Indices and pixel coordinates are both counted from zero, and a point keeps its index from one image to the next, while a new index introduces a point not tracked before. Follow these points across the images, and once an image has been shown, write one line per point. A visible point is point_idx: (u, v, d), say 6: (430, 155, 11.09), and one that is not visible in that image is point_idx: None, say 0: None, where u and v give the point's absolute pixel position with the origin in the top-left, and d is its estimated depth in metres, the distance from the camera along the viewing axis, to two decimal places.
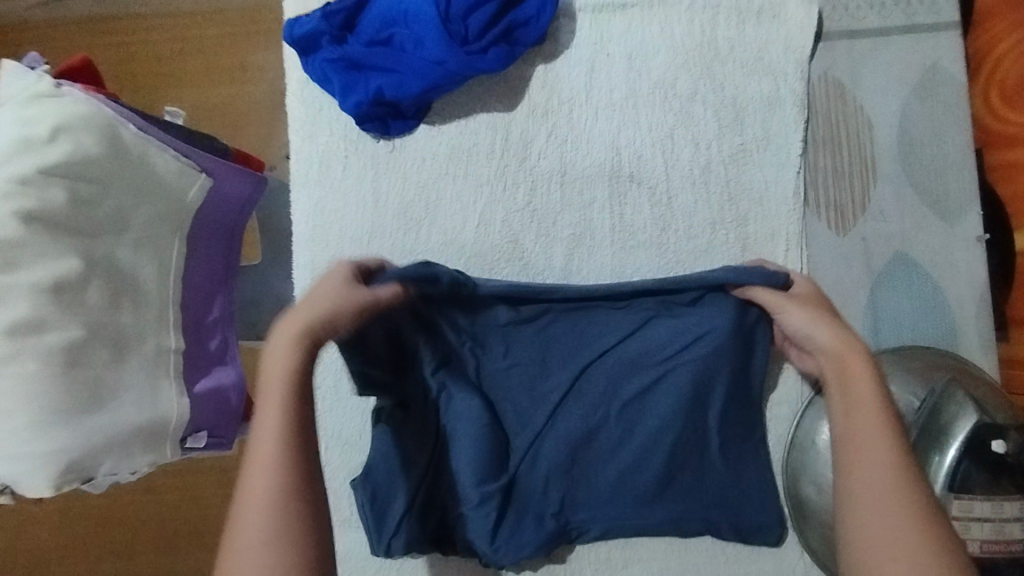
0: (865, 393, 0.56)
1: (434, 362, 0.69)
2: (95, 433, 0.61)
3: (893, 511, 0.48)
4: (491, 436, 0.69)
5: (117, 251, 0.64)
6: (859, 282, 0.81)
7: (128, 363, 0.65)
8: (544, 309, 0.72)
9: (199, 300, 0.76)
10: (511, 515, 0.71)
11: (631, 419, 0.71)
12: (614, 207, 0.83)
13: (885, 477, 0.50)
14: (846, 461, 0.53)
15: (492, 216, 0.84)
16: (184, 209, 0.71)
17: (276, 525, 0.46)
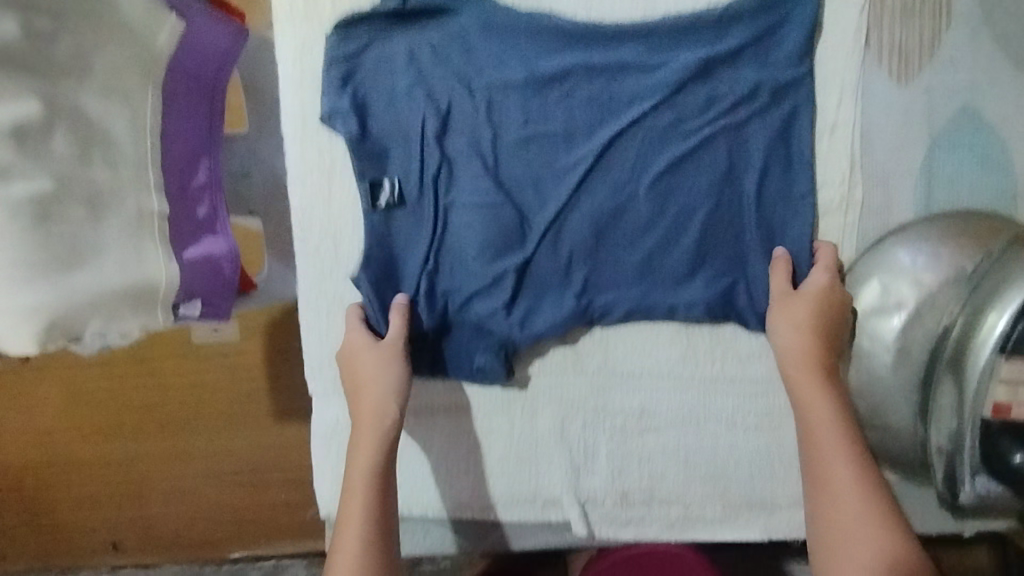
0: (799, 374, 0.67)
1: (445, 138, 0.73)
2: (77, 292, 0.61)
3: (857, 515, 0.61)
4: (495, 212, 0.73)
5: (82, 95, 0.61)
6: (917, 139, 0.72)
7: (109, 221, 0.63)
8: (566, 72, 0.72)
9: (182, 161, 0.73)
10: (523, 297, 0.74)
11: (652, 207, 0.73)
12: (648, 52, 0.72)
13: (851, 488, 0.62)
14: (815, 468, 0.64)
15: (507, 60, 0.73)
16: (159, 59, 0.69)
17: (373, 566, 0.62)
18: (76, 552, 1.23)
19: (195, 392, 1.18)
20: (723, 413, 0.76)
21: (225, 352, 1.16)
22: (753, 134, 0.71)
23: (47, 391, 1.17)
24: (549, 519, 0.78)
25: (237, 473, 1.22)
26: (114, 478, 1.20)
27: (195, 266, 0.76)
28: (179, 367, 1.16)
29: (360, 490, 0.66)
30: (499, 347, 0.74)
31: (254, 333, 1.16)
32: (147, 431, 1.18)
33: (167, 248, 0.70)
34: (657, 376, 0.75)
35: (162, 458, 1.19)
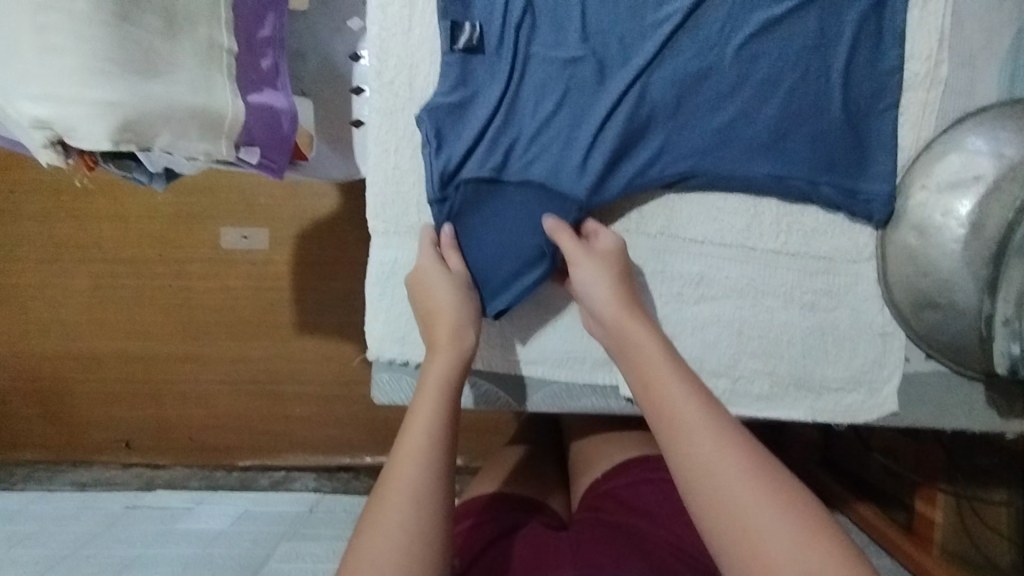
0: (643, 340, 0.62)
1: None
2: (154, 100, 0.71)
3: (709, 451, 0.51)
4: (574, 68, 0.70)
5: None
6: (1007, 21, 0.71)
7: (183, 42, 0.76)
8: None
9: (254, 14, 0.87)
10: (601, 161, 0.71)
11: (737, 73, 0.70)
12: None
13: (692, 403, 0.54)
14: (659, 413, 0.55)
15: None
16: None
17: (431, 482, 0.53)
18: (92, 448, 1.36)
19: (223, 291, 1.29)
20: (782, 288, 0.75)
21: (250, 262, 1.28)
22: (850, 2, 0.70)
23: (71, 283, 1.30)
24: (596, 381, 0.77)
25: (248, 372, 1.32)
26: (144, 353, 1.32)
27: (255, 112, 0.87)
28: (201, 272, 1.29)
29: (417, 448, 0.54)
30: (569, 211, 0.71)
31: (281, 246, 1.28)
32: (165, 334, 1.31)
33: (234, 87, 0.83)
34: (719, 243, 0.75)
35: (178, 361, 1.32)
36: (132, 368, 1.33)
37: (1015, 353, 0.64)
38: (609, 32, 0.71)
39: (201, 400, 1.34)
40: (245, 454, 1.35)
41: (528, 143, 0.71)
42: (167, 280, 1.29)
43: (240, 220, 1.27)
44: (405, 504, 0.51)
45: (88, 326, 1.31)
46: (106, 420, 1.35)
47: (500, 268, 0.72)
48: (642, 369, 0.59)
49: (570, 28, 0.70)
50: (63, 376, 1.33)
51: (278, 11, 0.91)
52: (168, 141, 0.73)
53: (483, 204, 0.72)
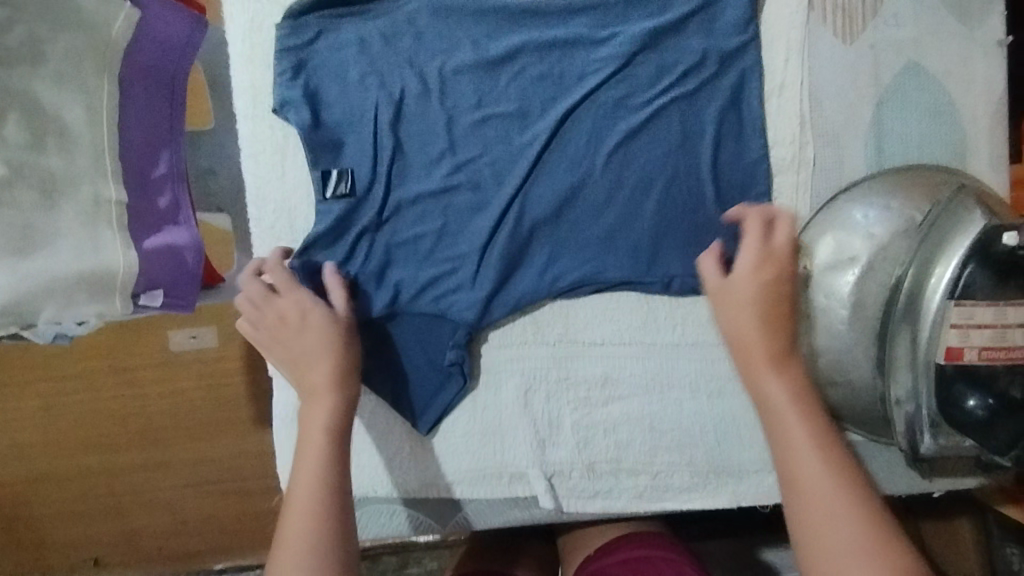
0: (786, 405, 0.55)
1: (397, 123, 0.71)
2: (33, 277, 0.70)
3: (845, 543, 0.47)
4: (448, 196, 0.72)
5: (34, 84, 0.70)
6: (865, 96, 0.73)
7: (63, 209, 0.73)
8: (516, 52, 0.71)
9: (146, 157, 0.85)
10: (490, 283, 0.72)
11: (610, 180, 0.71)
12: (596, 25, 0.72)
13: (818, 463, 0.51)
14: (795, 496, 0.51)
15: (458, 38, 0.71)
16: (111, 44, 0.76)
17: (323, 535, 0.52)
18: (59, 569, 1.18)
19: (183, 394, 1.13)
20: (685, 378, 0.75)
21: (202, 363, 1.13)
22: (707, 102, 0.71)
23: (18, 407, 1.12)
24: (516, 493, 0.76)
25: (224, 475, 1.15)
26: (103, 469, 1.15)
27: (157, 255, 0.85)
28: (154, 377, 1.13)
29: (306, 501, 0.53)
30: (463, 333, 0.72)
31: (232, 341, 1.12)
32: (126, 446, 1.14)
33: (125, 239, 0.80)
34: (619, 342, 0.75)
35: (140, 471, 1.15)
36: (93, 488, 1.15)
37: (912, 413, 0.64)
38: (479, 158, 0.72)
39: (173, 514, 1.16)
40: (218, 556, 1.17)
41: (414, 274, 0.72)
42: (118, 390, 1.13)
43: (184, 318, 1.11)
44: (301, 559, 0.50)
45: (38, 449, 1.14)
46: (69, 540, 1.17)
47: (402, 396, 0.74)
48: (773, 435, 0.55)
49: (440, 160, 0.71)
50: (15, 508, 1.15)
51: (173, 148, 0.88)
52: (53, 313, 0.73)
53: (377, 335, 0.73)
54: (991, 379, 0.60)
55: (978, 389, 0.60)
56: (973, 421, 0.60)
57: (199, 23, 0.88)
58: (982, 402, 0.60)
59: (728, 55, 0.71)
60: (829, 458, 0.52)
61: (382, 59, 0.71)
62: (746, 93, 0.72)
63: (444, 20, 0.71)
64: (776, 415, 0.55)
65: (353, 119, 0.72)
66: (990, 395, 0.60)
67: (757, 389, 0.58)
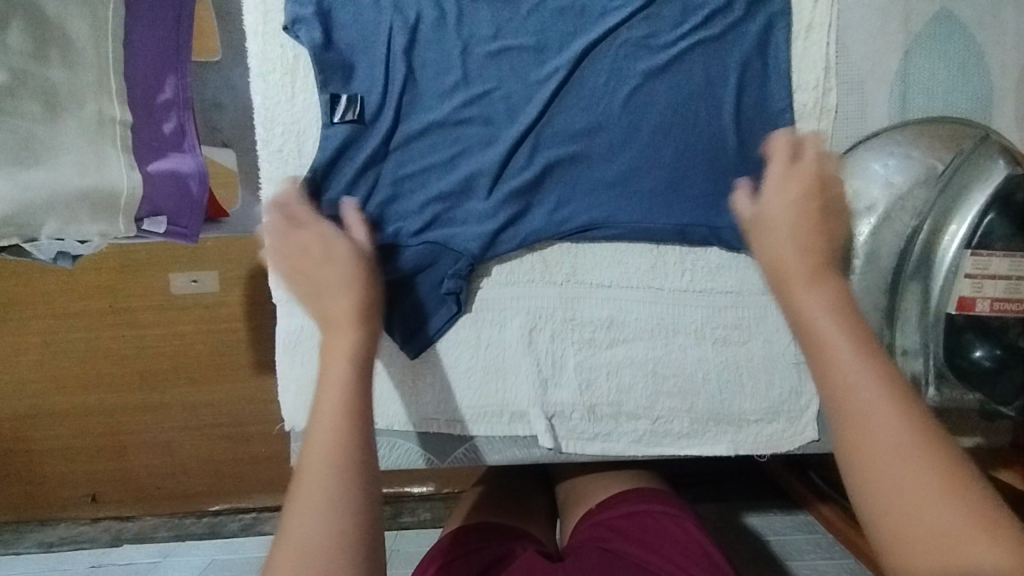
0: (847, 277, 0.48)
1: (410, 50, 0.69)
2: (35, 189, 0.70)
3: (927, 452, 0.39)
4: (460, 129, 0.70)
5: None
6: (893, 43, 0.71)
7: (66, 124, 0.73)
8: None
9: (150, 79, 0.80)
10: (500, 219, 0.70)
11: (628, 120, 0.69)
12: None
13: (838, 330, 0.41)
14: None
15: None
16: None
17: (356, 427, 0.45)
18: (56, 504, 1.18)
19: (183, 338, 1.12)
20: (691, 325, 0.75)
21: (202, 308, 1.11)
22: (733, 43, 0.69)
23: (17, 341, 1.11)
24: (516, 432, 0.76)
25: (223, 419, 1.15)
26: (101, 409, 1.15)
27: (160, 180, 0.82)
28: (152, 319, 1.11)
29: (334, 395, 0.46)
30: (466, 264, 0.71)
31: (233, 288, 1.11)
32: (124, 387, 1.14)
33: (129, 161, 0.78)
34: (627, 285, 0.74)
35: (138, 411, 1.15)
36: (92, 425, 1.15)
37: (918, 371, 0.63)
38: (493, 90, 0.69)
39: (170, 455, 1.17)
40: (215, 499, 1.18)
41: (418, 208, 0.71)
42: (117, 330, 1.12)
43: (187, 260, 1.09)
44: (329, 459, 0.43)
45: (36, 384, 1.13)
46: (68, 474, 1.17)
47: (402, 329, 0.73)
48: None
49: (453, 90, 0.69)
50: (15, 441, 1.15)
51: (179, 72, 0.82)
52: (56, 228, 0.73)
53: (383, 268, 0.71)
54: (1002, 328, 0.59)
55: (987, 339, 0.60)
56: (980, 372, 0.60)
57: None
58: (990, 352, 0.60)
59: None
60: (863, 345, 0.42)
61: None
62: (770, 35, 0.70)
63: None
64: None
65: (366, 45, 0.70)
66: (999, 345, 0.59)
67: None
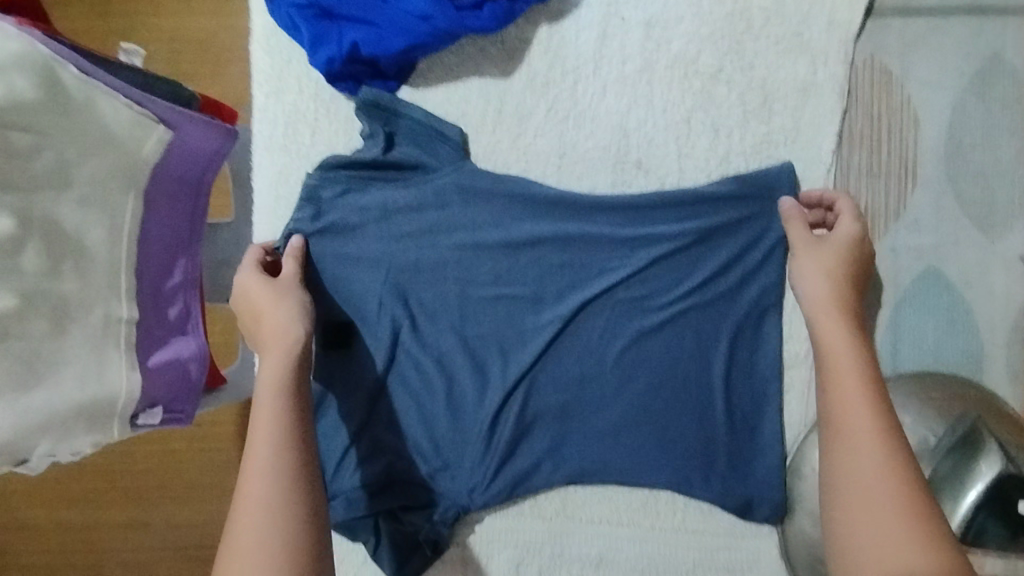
0: (840, 359, 0.57)
1: (407, 296, 0.72)
2: (33, 414, 0.56)
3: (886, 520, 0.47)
4: (454, 372, 0.72)
5: (60, 209, 0.56)
6: (882, 297, 0.72)
7: (72, 334, 0.59)
8: (537, 240, 0.72)
9: (158, 265, 0.68)
10: (491, 463, 0.71)
11: (620, 374, 0.72)
12: (619, 217, 0.72)
13: (868, 446, 0.51)
14: (841, 464, 0.51)
15: (482, 219, 0.73)
16: (141, 165, 0.62)
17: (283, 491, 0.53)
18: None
19: (174, 456, 1.04)
20: (682, 566, 0.73)
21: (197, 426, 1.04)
22: (727, 298, 0.71)
23: None
24: None
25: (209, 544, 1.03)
26: (80, 526, 1.04)
27: (158, 373, 0.69)
28: (149, 437, 1.04)
29: (265, 427, 0.57)
30: (453, 510, 0.71)
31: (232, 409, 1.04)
32: (107, 504, 1.04)
33: (130, 360, 0.64)
34: (616, 522, 0.73)
35: (119, 532, 1.04)
36: (68, 545, 1.04)
37: None
38: (487, 337, 0.72)
39: None
40: None
41: (407, 446, 0.72)
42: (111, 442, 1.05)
43: None
44: (263, 531, 0.50)
45: (18, 498, 1.05)
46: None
47: (384, 565, 0.72)
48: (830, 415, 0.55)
49: (448, 334, 0.72)
50: None
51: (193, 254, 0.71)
52: (47, 449, 0.59)
53: (369, 506, 0.71)
54: None
55: None
56: None
57: (232, 133, 0.68)
58: None
59: (751, 252, 0.71)
60: (883, 435, 0.51)
61: (405, 232, 0.72)
62: (764, 287, 0.72)
63: (469, 197, 0.73)
64: (835, 390, 0.55)
65: (367, 283, 0.72)
66: None
67: (819, 338, 0.60)
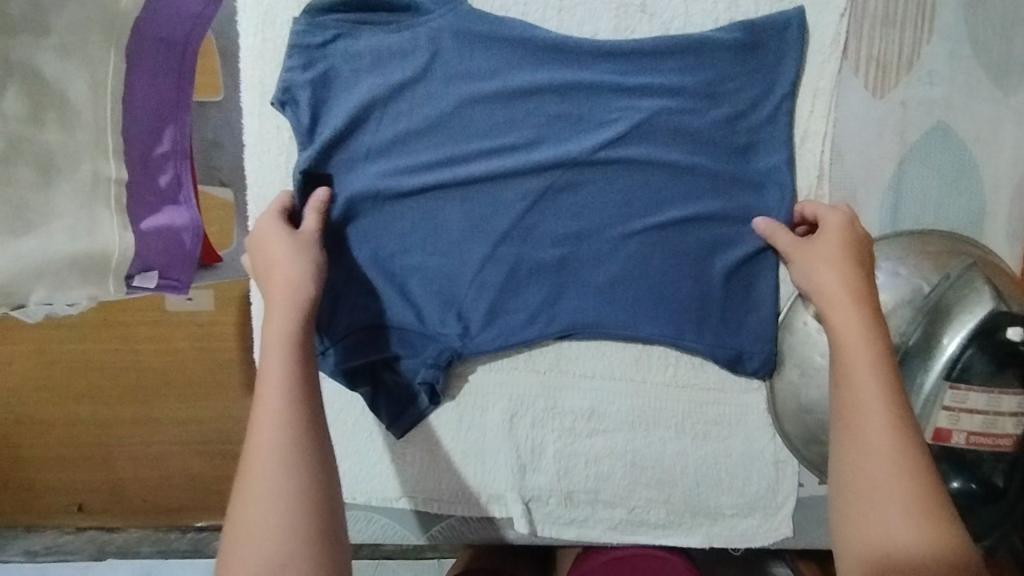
0: (840, 292, 0.59)
1: (398, 146, 0.71)
2: (24, 256, 0.71)
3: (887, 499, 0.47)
4: (447, 224, 0.71)
5: (38, 60, 0.69)
6: (889, 153, 0.70)
7: (59, 187, 0.73)
8: (535, 89, 0.69)
9: (147, 132, 0.80)
10: (485, 313, 0.71)
11: (618, 227, 0.71)
12: (619, 64, 0.69)
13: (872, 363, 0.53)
14: (845, 461, 0.50)
15: (479, 66, 0.70)
16: (121, 21, 0.74)
17: (295, 422, 0.50)
18: (38, 513, 1.08)
19: (174, 356, 1.01)
20: (671, 419, 0.75)
21: (194, 324, 1.00)
22: (728, 151, 0.70)
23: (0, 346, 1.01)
24: (493, 513, 0.77)
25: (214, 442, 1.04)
26: (85, 421, 1.04)
27: (151, 236, 0.82)
28: (149, 333, 1.00)
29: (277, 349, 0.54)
30: (446, 355, 0.72)
31: (229, 306, 0.99)
32: (109, 400, 1.03)
33: (122, 220, 0.78)
34: (609, 377, 0.75)
35: (125, 427, 1.04)
36: (74, 438, 1.05)
37: None
38: (483, 189, 0.71)
39: (158, 472, 1.06)
40: (201, 515, 1.08)
41: (401, 297, 0.72)
42: (108, 343, 1.01)
43: None
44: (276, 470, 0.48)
45: (19, 391, 1.03)
46: (47, 484, 1.07)
47: (378, 411, 0.73)
48: (844, 363, 0.55)
49: (443, 186, 0.71)
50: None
51: (178, 122, 0.82)
52: (46, 294, 0.73)
53: (364, 352, 0.72)
54: (977, 463, 0.60)
55: (962, 473, 0.60)
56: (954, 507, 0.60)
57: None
58: (965, 485, 0.60)
59: (755, 102, 0.69)
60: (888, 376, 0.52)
61: (397, 78, 0.69)
62: (767, 140, 0.70)
63: (465, 43, 0.69)
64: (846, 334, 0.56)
65: (358, 131, 0.70)
66: (974, 479, 0.60)
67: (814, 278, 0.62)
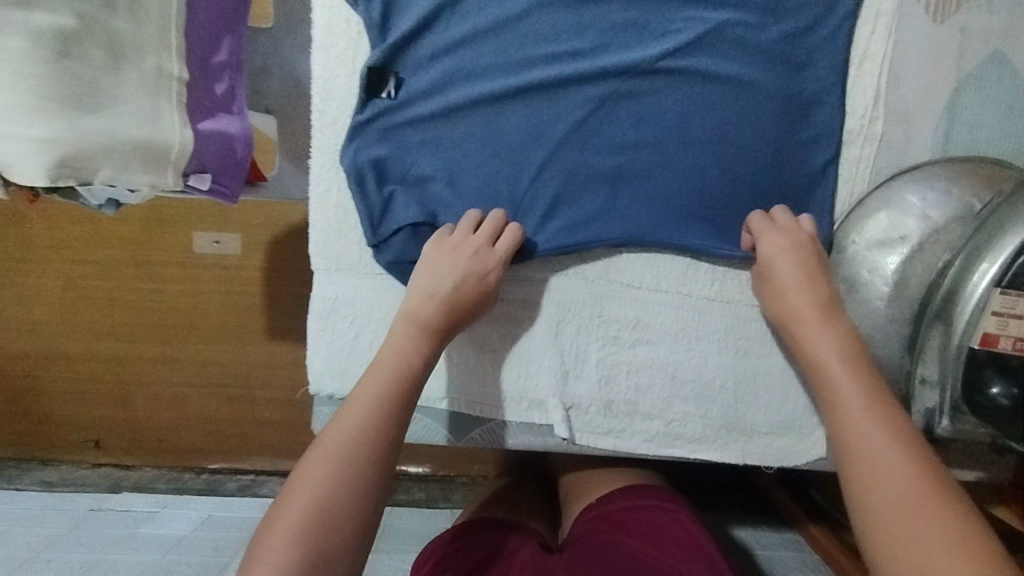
0: (811, 315, 0.66)
1: (465, 47, 0.72)
2: (92, 133, 0.69)
3: (916, 511, 0.52)
4: (507, 126, 0.73)
5: None
6: (946, 80, 0.72)
7: (127, 72, 0.73)
8: None
9: (209, 36, 0.82)
10: (539, 214, 0.73)
11: (675, 136, 0.72)
12: None
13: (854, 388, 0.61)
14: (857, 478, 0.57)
15: None
16: None
17: (396, 397, 0.63)
18: (60, 444, 1.18)
19: (201, 298, 1.13)
20: (714, 334, 0.76)
21: (222, 268, 1.12)
22: (791, 66, 0.71)
23: (44, 281, 1.13)
24: (533, 420, 0.78)
25: (228, 381, 1.16)
26: (113, 355, 1.15)
27: (206, 139, 0.83)
28: (173, 276, 1.12)
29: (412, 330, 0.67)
30: None
31: (254, 251, 1.11)
32: (138, 337, 1.14)
33: (183, 116, 0.80)
34: (656, 289, 0.76)
35: (149, 362, 1.15)
36: (102, 371, 1.16)
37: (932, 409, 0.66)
38: (546, 91, 0.72)
39: (175, 409, 1.17)
40: (213, 457, 1.17)
41: (458, 195, 0.73)
42: (141, 283, 1.13)
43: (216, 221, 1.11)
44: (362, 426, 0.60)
45: (58, 324, 1.14)
46: (70, 417, 1.17)
47: None
48: (827, 388, 0.63)
49: (507, 87, 0.72)
50: (31, 377, 1.16)
51: (236, 34, 0.85)
52: (109, 175, 0.73)
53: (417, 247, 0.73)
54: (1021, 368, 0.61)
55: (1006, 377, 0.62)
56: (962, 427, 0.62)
57: None
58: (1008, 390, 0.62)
59: (819, 20, 0.71)
60: (867, 394, 0.60)
61: None
62: (828, 60, 0.71)
63: None
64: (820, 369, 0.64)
65: (427, 29, 0.72)
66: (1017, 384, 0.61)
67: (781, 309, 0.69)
